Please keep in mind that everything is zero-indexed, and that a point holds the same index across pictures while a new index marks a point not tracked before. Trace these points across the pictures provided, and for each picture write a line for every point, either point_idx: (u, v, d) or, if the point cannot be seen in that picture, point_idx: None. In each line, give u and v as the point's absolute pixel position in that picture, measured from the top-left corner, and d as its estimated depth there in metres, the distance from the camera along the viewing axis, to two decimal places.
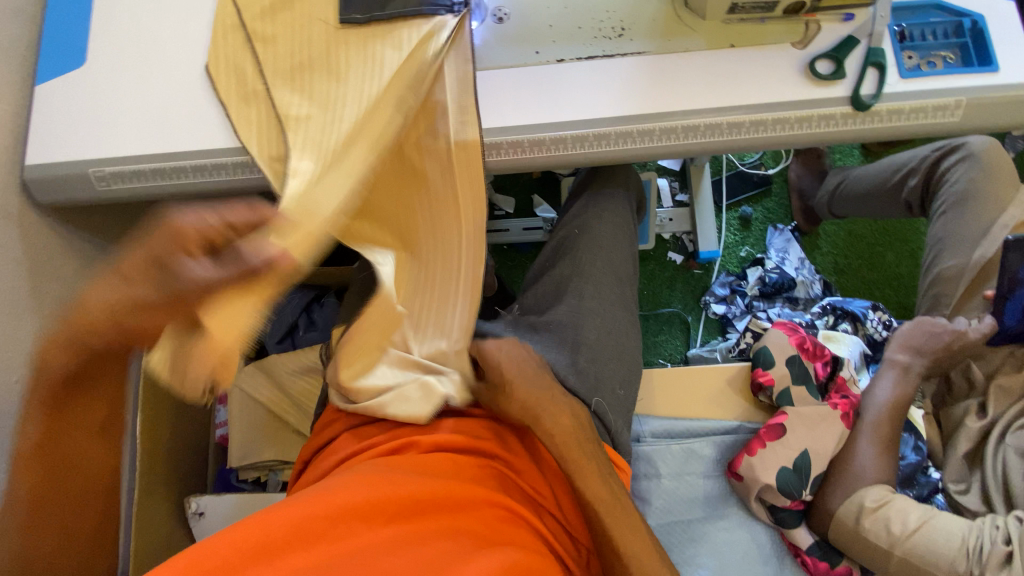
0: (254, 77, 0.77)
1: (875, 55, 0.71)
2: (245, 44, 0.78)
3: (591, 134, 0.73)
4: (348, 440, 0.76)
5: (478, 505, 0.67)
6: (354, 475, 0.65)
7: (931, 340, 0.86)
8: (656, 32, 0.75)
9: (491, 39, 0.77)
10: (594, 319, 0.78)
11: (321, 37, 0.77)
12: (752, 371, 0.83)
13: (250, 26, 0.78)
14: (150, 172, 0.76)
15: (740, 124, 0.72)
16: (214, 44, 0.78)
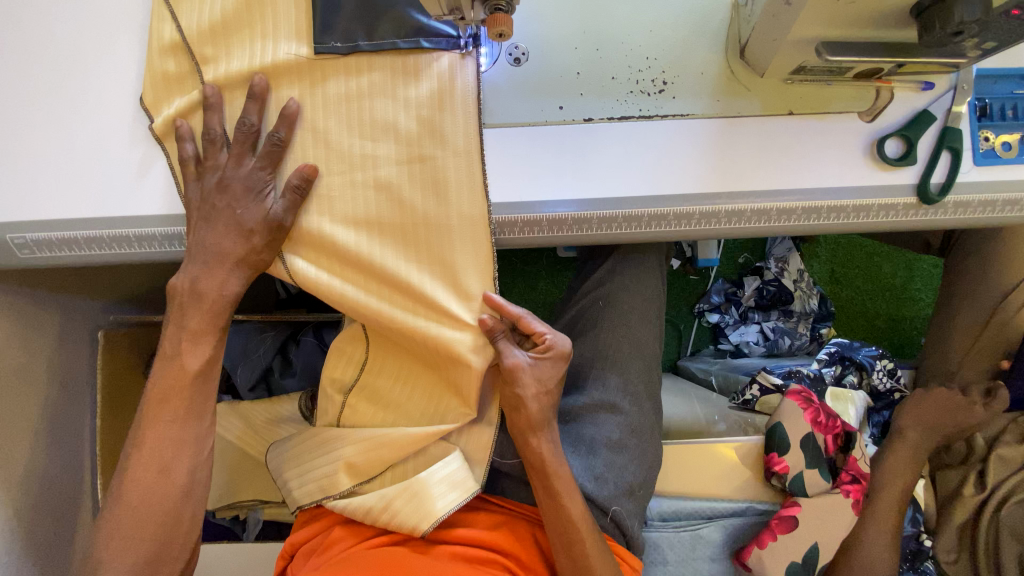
0: (197, 124, 0.62)
1: (951, 137, 0.61)
2: (191, 74, 0.62)
3: (620, 215, 0.63)
4: (337, 541, 0.70)
5: None
6: None
7: (940, 417, 0.85)
8: (704, 89, 0.63)
9: (504, 85, 0.63)
10: (613, 414, 0.70)
11: (291, 76, 0.62)
12: (767, 455, 0.80)
13: (199, 54, 0.62)
14: (86, 241, 0.62)
15: (791, 212, 0.63)
16: (152, 72, 0.62)
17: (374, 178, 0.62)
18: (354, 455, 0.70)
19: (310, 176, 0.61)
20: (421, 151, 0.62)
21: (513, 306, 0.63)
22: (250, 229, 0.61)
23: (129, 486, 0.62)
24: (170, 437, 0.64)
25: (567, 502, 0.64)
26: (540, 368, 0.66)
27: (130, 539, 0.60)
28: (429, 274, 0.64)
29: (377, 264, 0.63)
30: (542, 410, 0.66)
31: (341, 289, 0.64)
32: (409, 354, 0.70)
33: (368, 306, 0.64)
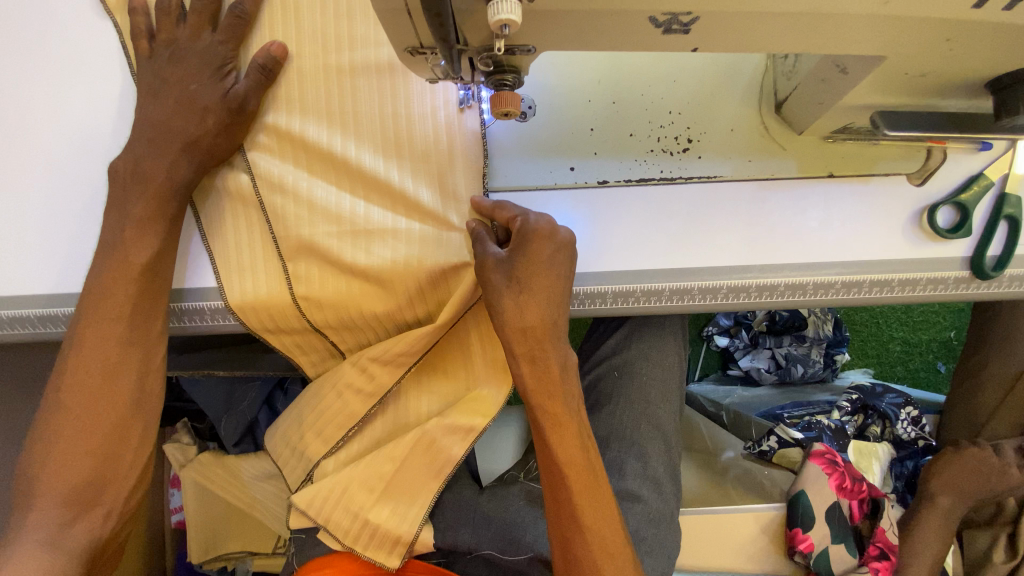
0: None
1: (1010, 205, 0.54)
2: None
3: (638, 290, 0.56)
4: None
5: None
6: None
7: (976, 482, 0.78)
8: (734, 147, 0.56)
9: (509, 143, 0.56)
10: (636, 505, 0.62)
11: None
12: (789, 527, 0.74)
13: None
14: (39, 319, 0.55)
15: (829, 286, 0.56)
16: None
17: (349, 174, 0.54)
18: (354, 384, 0.59)
19: (279, 55, 0.52)
20: (413, 169, 0.54)
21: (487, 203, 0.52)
22: (203, 143, 0.51)
23: (76, 389, 0.52)
24: (114, 352, 0.52)
25: (563, 451, 0.51)
26: (517, 257, 0.49)
27: (71, 454, 0.52)
28: (411, 167, 0.54)
29: (350, 161, 0.53)
30: (535, 314, 0.49)
31: (310, 191, 0.53)
32: (366, 286, 0.54)
33: (336, 204, 0.53)
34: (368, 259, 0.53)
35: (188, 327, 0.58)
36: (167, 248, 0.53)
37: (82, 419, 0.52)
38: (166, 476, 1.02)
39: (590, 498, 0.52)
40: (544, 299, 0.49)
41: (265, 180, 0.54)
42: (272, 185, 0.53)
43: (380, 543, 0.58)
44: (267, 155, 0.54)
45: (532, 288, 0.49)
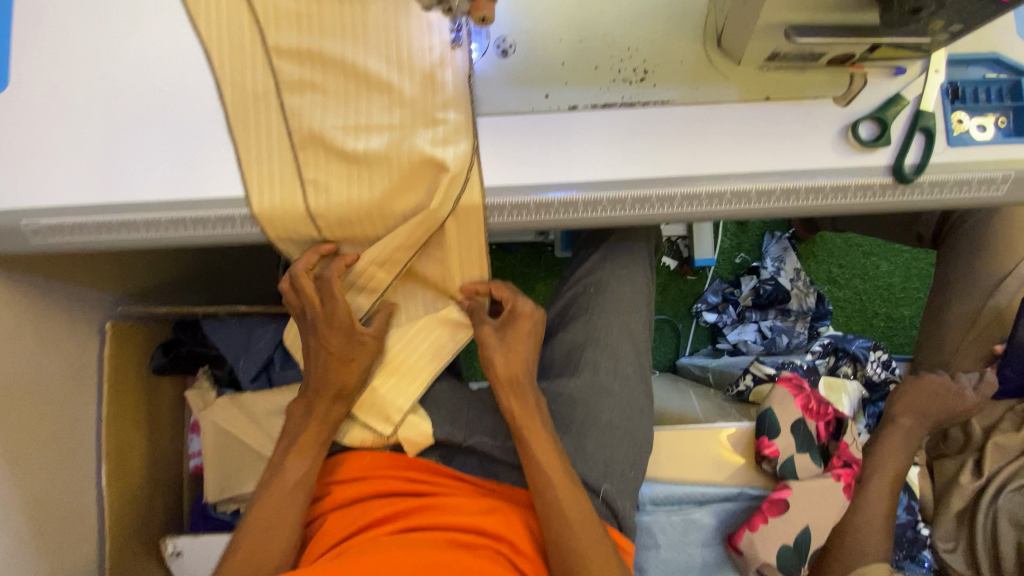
0: None
1: (924, 119, 0.63)
2: None
3: (605, 198, 0.65)
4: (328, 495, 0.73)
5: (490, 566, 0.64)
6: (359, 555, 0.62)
7: (934, 402, 0.84)
8: (684, 76, 0.66)
9: (493, 76, 0.66)
10: (608, 397, 0.71)
11: None
12: (756, 438, 0.80)
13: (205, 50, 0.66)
14: (95, 226, 0.65)
15: (770, 193, 0.65)
16: None
17: (356, 84, 0.65)
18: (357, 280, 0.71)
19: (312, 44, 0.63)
20: (409, 80, 0.65)
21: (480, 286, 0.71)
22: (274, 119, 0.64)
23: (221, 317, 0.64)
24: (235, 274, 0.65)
25: (513, 401, 0.68)
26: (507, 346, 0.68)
27: None
28: (406, 77, 0.65)
29: (356, 71, 0.65)
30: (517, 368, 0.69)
31: (324, 99, 0.65)
32: (365, 173, 0.65)
33: (346, 106, 0.65)
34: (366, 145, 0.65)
35: (210, 234, 0.66)
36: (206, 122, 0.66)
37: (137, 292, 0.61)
38: (186, 423, 1.10)
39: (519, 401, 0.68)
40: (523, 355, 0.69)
41: (285, 84, 0.65)
42: (291, 86, 0.66)
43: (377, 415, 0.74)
44: (290, 62, 0.65)
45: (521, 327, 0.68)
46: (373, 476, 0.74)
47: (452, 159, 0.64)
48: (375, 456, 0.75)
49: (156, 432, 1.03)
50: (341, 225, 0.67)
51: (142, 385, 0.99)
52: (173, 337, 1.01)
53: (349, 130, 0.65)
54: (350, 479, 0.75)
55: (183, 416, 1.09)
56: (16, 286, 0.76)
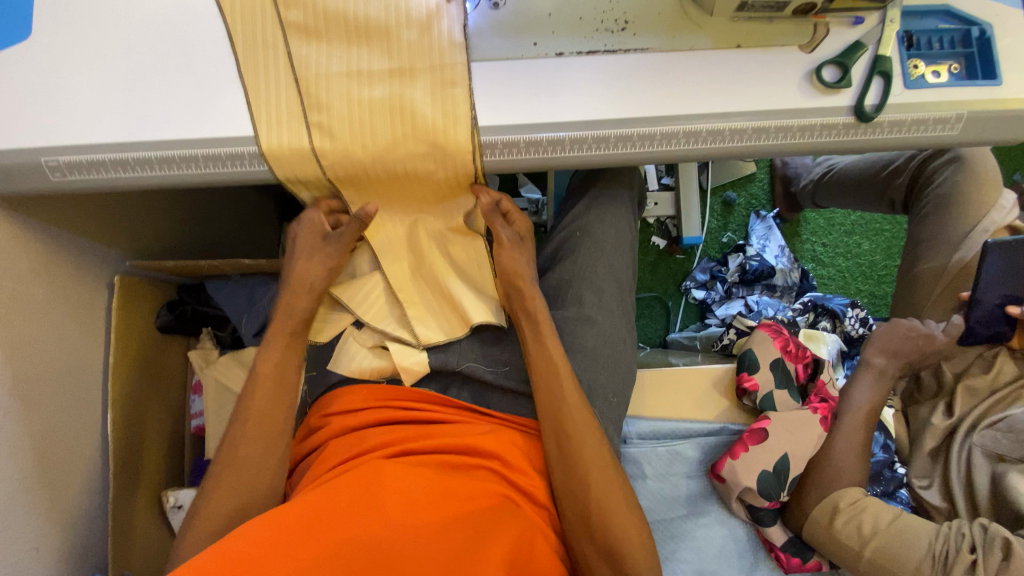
0: None
1: (881, 63, 0.69)
2: None
3: (589, 136, 0.70)
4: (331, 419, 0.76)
5: (481, 489, 0.68)
6: (364, 471, 0.67)
7: (906, 343, 0.89)
8: (662, 26, 0.71)
9: (486, 26, 0.72)
10: (592, 328, 0.75)
11: None
12: (737, 375, 0.85)
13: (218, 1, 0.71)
14: (111, 163, 0.70)
15: (743, 132, 0.70)
16: None
17: (357, 35, 0.69)
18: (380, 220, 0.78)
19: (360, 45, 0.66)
20: (407, 30, 0.69)
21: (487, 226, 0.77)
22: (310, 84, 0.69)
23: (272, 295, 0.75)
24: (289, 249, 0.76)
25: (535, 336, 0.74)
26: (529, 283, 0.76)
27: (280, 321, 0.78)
28: (405, 28, 0.69)
29: (358, 24, 0.69)
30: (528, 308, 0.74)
31: (329, 51, 0.70)
32: (367, 118, 0.69)
33: (349, 56, 0.70)
34: (368, 93, 0.69)
35: (221, 172, 0.70)
36: (217, 68, 0.70)
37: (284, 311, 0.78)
38: (188, 385, 1.13)
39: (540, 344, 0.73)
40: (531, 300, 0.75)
41: (291, 35, 0.70)
42: (297, 38, 0.70)
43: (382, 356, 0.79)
44: (294, 15, 0.69)
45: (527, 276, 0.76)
46: (371, 407, 0.77)
47: (456, 104, 0.69)
48: (371, 389, 0.77)
49: (160, 389, 1.06)
50: (350, 171, 0.71)
51: (147, 342, 1.02)
52: (177, 298, 1.07)
53: (354, 79, 0.69)
54: (348, 411, 0.77)
55: (186, 377, 1.13)
56: (35, 230, 0.80)
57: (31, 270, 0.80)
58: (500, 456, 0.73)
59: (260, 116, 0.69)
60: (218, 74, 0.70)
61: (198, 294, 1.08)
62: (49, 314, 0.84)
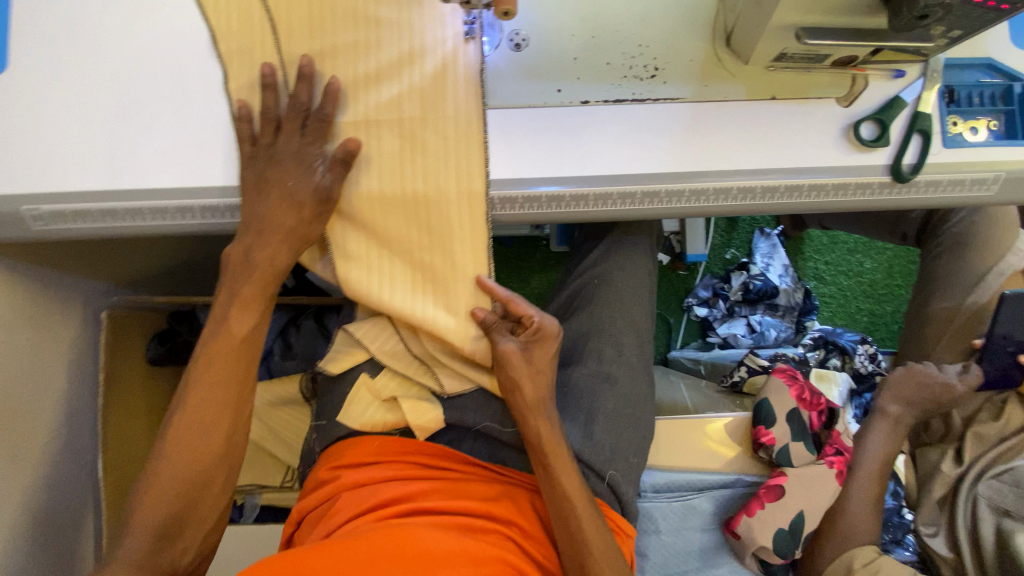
0: None
1: (921, 121, 0.66)
2: None
3: (615, 191, 0.66)
4: (341, 470, 0.72)
5: (501, 555, 0.64)
6: (376, 528, 0.63)
7: (921, 390, 0.88)
8: (693, 75, 0.67)
9: (506, 69, 0.67)
10: (612, 386, 0.73)
11: None
12: (753, 427, 0.83)
13: (216, 40, 0.65)
14: (98, 213, 0.64)
15: (775, 189, 0.67)
16: None
17: (368, 81, 0.65)
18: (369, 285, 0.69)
19: (353, 149, 0.63)
20: (420, 77, 0.65)
21: (502, 289, 0.67)
22: (301, 202, 0.64)
23: (198, 386, 0.65)
24: (238, 323, 0.67)
25: (534, 423, 0.68)
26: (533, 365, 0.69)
27: (220, 354, 0.66)
28: (420, 74, 0.65)
29: (367, 71, 0.65)
30: (538, 388, 0.69)
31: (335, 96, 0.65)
32: (378, 168, 0.65)
33: (358, 102, 0.65)
34: (377, 142, 0.65)
35: (222, 224, 0.66)
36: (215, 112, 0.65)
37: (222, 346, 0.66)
38: None
39: (542, 422, 0.68)
40: (545, 377, 0.69)
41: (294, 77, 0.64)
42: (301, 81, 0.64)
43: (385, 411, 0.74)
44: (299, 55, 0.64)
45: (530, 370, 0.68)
46: (384, 461, 0.72)
47: (470, 150, 0.65)
48: (383, 441, 0.73)
49: None
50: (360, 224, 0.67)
51: (137, 376, 0.98)
52: (168, 328, 0.99)
53: (363, 126, 0.65)
54: (358, 464, 0.73)
55: None
56: (17, 274, 0.74)
57: (15, 319, 0.75)
58: (517, 518, 0.70)
59: (249, 181, 0.64)
60: (217, 116, 0.65)
61: (190, 322, 0.99)
62: (36, 362, 0.78)
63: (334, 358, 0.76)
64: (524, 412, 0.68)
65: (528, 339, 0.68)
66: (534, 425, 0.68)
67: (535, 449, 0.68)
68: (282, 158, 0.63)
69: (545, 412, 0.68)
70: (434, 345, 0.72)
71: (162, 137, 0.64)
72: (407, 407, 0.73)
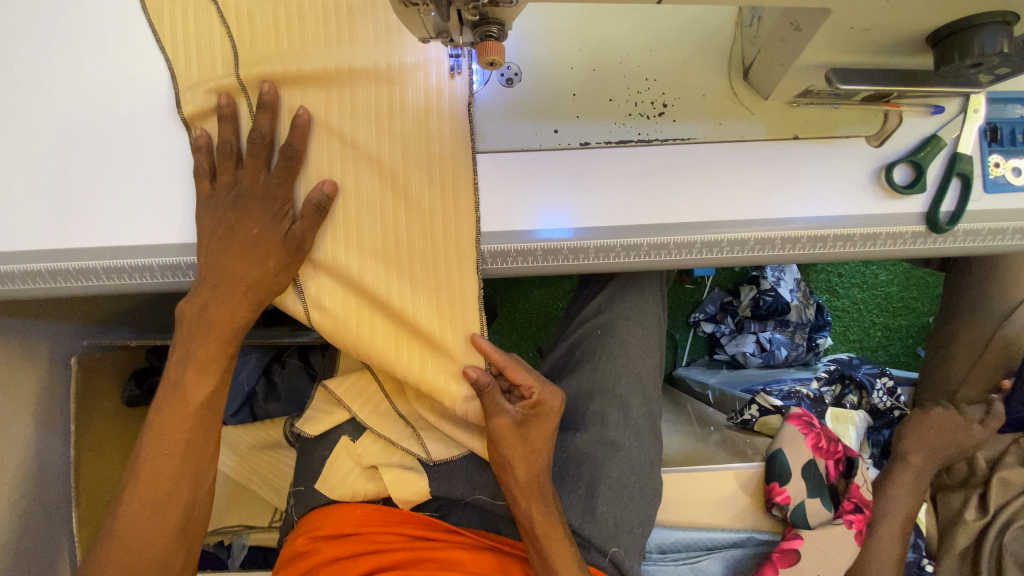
0: None
1: (961, 163, 0.59)
2: None
3: (619, 244, 0.60)
4: (320, 543, 0.67)
5: None
6: None
7: (944, 438, 0.82)
8: (706, 112, 0.60)
9: (497, 107, 0.60)
10: (616, 452, 0.67)
11: None
12: (767, 483, 0.78)
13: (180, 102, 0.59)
14: (50, 273, 0.59)
15: (796, 240, 0.60)
16: None
17: (343, 122, 0.59)
18: (340, 335, 0.61)
19: (331, 192, 0.57)
20: (402, 116, 0.59)
21: (500, 353, 0.60)
22: (266, 250, 0.57)
23: (147, 462, 0.59)
24: (194, 390, 0.61)
25: (526, 507, 0.63)
26: (528, 436, 0.63)
27: (177, 422, 0.60)
28: (402, 113, 0.59)
29: (345, 111, 0.59)
30: (532, 469, 0.63)
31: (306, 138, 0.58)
32: (358, 211, 0.59)
33: (334, 143, 0.59)
34: (356, 186, 0.59)
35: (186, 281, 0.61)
36: (175, 161, 0.59)
37: (179, 413, 0.60)
38: None
39: (535, 505, 0.62)
40: (541, 454, 0.63)
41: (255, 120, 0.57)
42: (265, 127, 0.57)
43: (370, 480, 0.70)
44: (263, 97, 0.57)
45: (525, 445, 0.63)
46: (367, 533, 0.68)
47: (461, 193, 0.59)
48: (366, 511, 0.69)
49: None
50: (333, 270, 0.60)
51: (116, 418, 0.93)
52: (147, 366, 0.95)
53: (342, 161, 0.59)
54: (339, 536, 0.68)
55: None
56: None
57: None
58: None
59: (208, 228, 0.57)
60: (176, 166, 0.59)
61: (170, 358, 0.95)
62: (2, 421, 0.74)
63: (314, 419, 0.71)
64: (519, 492, 0.62)
65: (525, 411, 0.62)
66: (527, 507, 0.62)
67: (528, 535, 0.63)
68: (245, 217, 0.57)
69: (543, 492, 0.63)
70: (420, 397, 0.66)
71: (118, 190, 0.59)
72: (390, 478, 0.68)
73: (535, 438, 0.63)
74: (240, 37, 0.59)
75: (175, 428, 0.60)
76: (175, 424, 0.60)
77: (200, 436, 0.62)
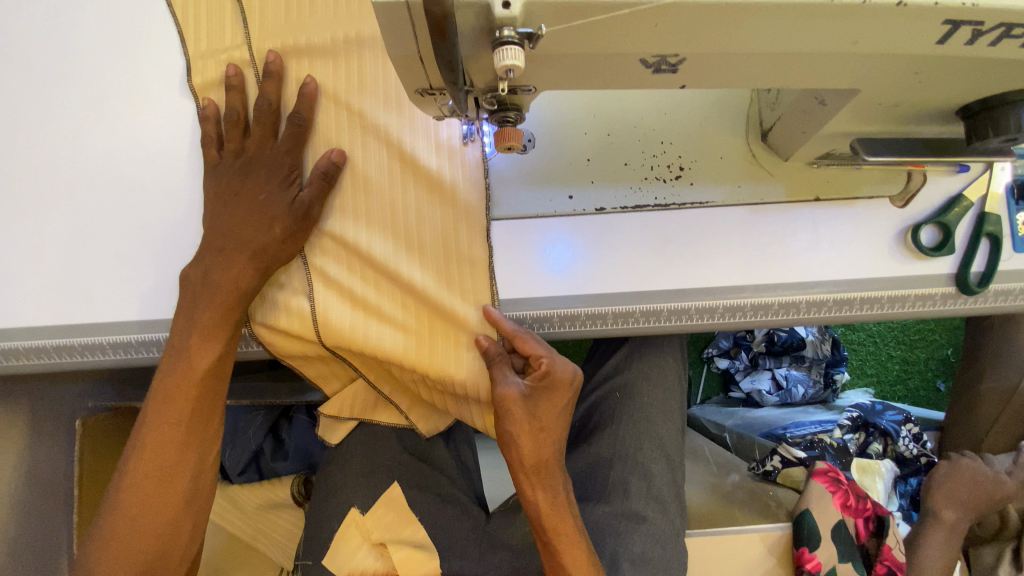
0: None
1: (990, 223, 0.57)
2: None
3: (638, 310, 0.58)
4: None
5: None
6: None
7: (974, 490, 0.80)
8: (723, 175, 0.59)
9: (510, 173, 0.59)
10: (640, 524, 0.64)
11: None
12: (796, 546, 0.74)
13: (189, 77, 0.59)
14: (55, 350, 0.58)
15: (822, 304, 0.58)
16: None
17: (356, 187, 0.58)
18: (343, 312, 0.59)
19: (339, 160, 0.57)
20: (416, 177, 0.58)
21: (507, 322, 0.55)
22: (272, 217, 0.55)
23: (151, 429, 0.55)
24: (196, 360, 0.55)
25: (534, 493, 0.58)
26: (537, 411, 0.57)
27: (179, 396, 0.55)
28: (415, 174, 0.58)
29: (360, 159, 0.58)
30: (542, 448, 0.57)
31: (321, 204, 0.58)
32: (366, 189, 0.58)
33: (349, 203, 0.58)
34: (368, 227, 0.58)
35: None
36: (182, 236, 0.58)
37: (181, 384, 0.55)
38: None
39: (542, 493, 0.58)
40: (553, 433, 0.57)
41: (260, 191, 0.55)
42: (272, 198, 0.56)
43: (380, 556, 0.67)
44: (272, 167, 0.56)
45: (533, 421, 0.56)
46: None
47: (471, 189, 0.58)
48: None
49: None
50: (340, 242, 0.58)
51: None
52: None
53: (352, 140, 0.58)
54: None
55: None
56: None
57: None
58: None
59: (215, 193, 0.56)
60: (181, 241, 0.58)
61: None
62: None
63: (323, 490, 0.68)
64: (525, 477, 0.58)
65: (535, 386, 0.56)
66: (535, 492, 0.58)
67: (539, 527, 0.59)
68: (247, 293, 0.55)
69: (556, 482, 0.59)
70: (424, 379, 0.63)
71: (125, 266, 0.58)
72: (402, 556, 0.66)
73: (549, 416, 0.57)
74: (249, 24, 0.58)
75: (176, 403, 0.55)
76: (175, 399, 0.55)
77: (201, 408, 0.57)
